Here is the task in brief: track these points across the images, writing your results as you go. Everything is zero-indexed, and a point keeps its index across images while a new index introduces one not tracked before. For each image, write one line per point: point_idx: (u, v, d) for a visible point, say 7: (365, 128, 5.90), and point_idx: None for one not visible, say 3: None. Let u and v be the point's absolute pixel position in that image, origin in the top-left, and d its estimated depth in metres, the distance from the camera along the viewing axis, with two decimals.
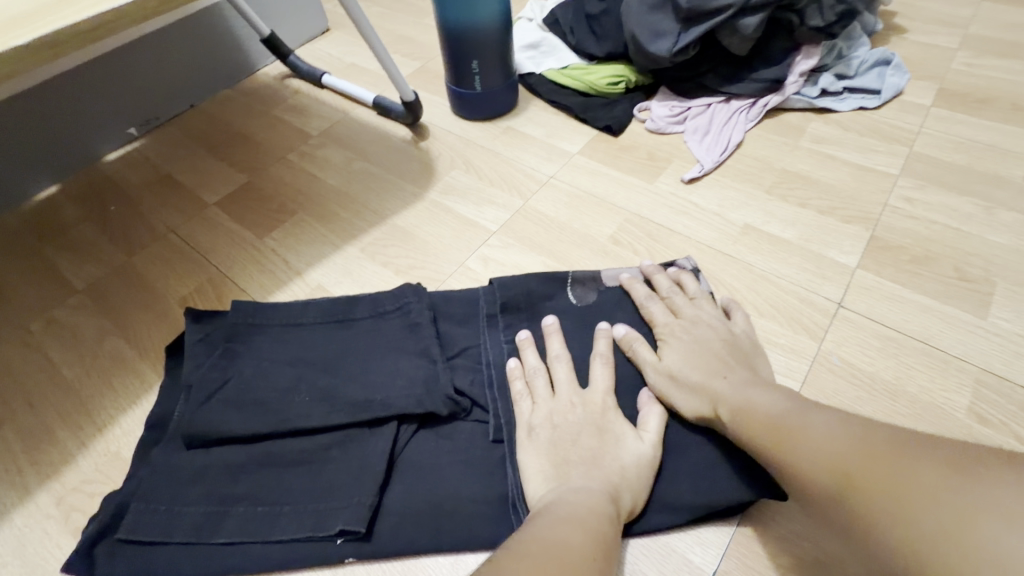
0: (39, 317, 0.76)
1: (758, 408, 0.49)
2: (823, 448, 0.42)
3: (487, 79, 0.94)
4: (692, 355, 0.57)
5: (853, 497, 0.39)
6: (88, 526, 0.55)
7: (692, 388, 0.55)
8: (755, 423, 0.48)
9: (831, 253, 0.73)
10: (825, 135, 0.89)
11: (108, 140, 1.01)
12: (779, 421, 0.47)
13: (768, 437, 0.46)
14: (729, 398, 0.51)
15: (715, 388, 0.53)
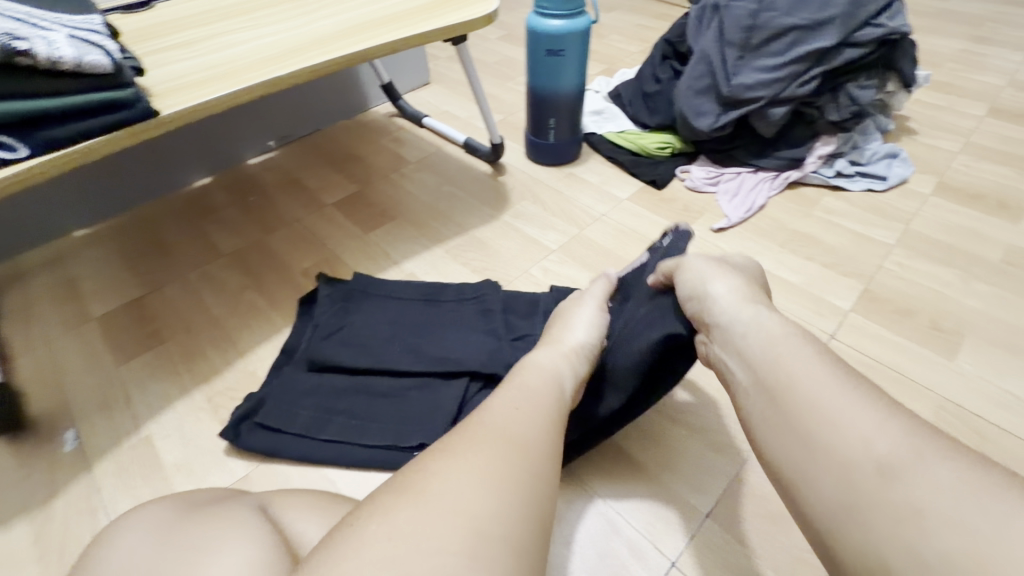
0: (196, 269, 0.99)
1: (800, 364, 0.45)
2: (860, 432, 0.39)
3: (560, 133, 1.16)
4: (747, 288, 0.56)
5: (897, 477, 0.37)
6: (236, 408, 0.74)
7: (729, 307, 0.54)
8: (803, 383, 0.44)
9: (829, 297, 0.89)
10: (835, 208, 1.07)
11: (254, 148, 1.28)
12: (825, 382, 0.43)
13: (804, 396, 0.43)
14: (779, 343, 0.48)
15: (780, 318, 0.51)
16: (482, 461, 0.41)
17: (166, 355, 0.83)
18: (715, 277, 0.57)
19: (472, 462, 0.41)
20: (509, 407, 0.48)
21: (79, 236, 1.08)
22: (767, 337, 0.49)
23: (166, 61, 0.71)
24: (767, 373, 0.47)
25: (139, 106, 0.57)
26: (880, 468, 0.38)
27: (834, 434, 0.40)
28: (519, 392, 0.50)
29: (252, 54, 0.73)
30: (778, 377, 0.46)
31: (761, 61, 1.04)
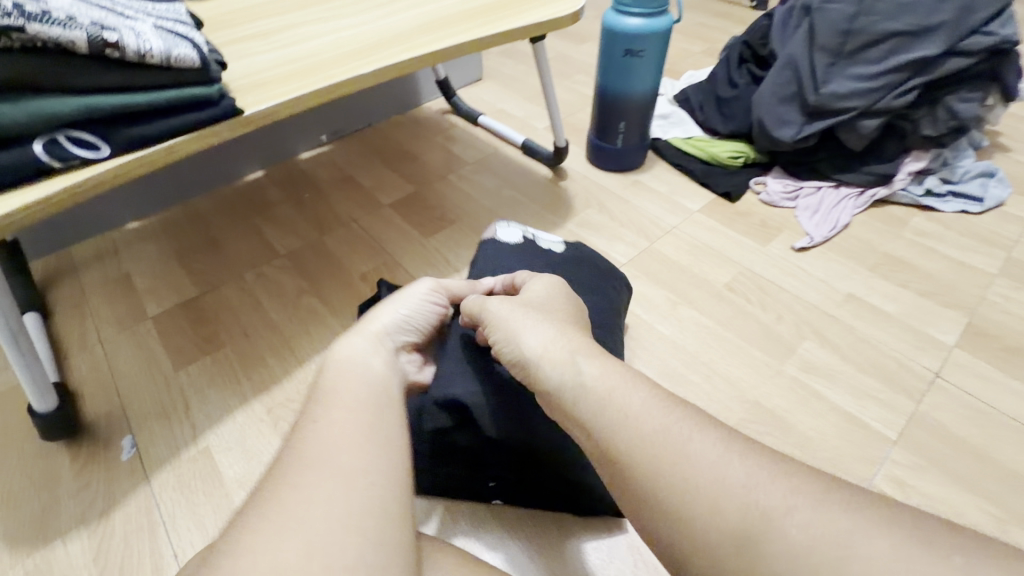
0: (251, 270, 0.95)
1: (644, 422, 0.41)
2: (716, 472, 0.38)
3: (628, 138, 1.10)
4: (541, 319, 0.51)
5: (760, 540, 0.35)
6: None
7: (550, 362, 0.47)
8: (626, 425, 0.42)
9: (929, 330, 0.82)
10: (927, 230, 0.99)
11: (305, 142, 1.24)
12: (667, 425, 0.41)
13: (639, 439, 0.41)
14: (628, 404, 0.43)
15: (586, 355, 0.47)
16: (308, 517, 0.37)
17: (224, 361, 0.80)
18: (531, 324, 0.50)
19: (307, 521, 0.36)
20: (325, 432, 0.42)
21: (131, 228, 1.06)
22: (591, 376, 0.45)
23: (243, 54, 0.67)
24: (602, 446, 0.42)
25: (224, 103, 0.54)
26: (742, 534, 0.35)
27: (691, 478, 0.38)
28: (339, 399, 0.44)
29: (332, 48, 0.68)
30: (607, 413, 0.43)
31: (855, 69, 0.96)
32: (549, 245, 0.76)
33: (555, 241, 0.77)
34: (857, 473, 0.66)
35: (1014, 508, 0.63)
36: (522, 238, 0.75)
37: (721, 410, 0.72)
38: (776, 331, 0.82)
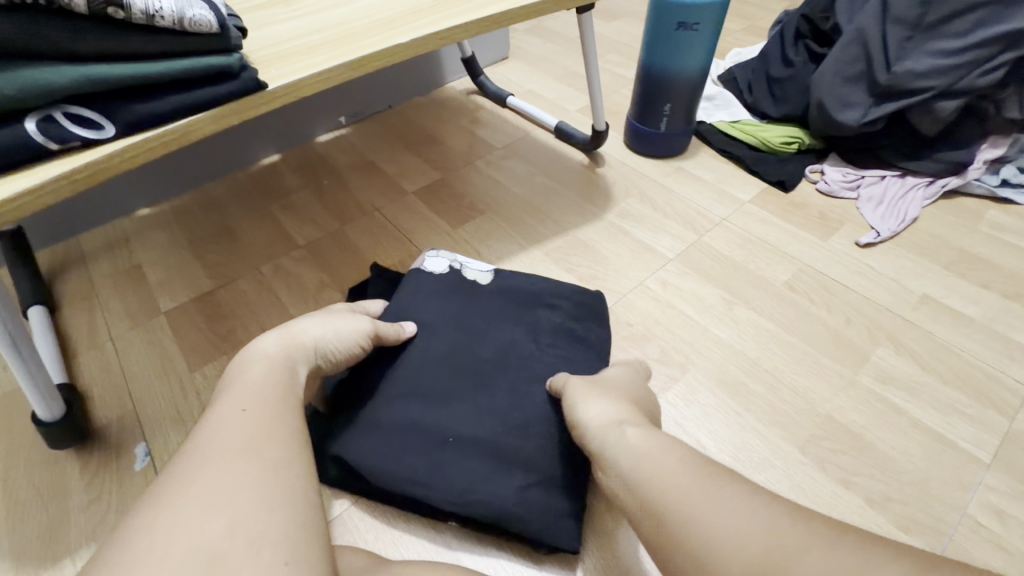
0: (269, 262, 0.89)
1: (667, 464, 0.43)
2: (735, 530, 0.37)
3: (673, 121, 1.02)
4: (608, 389, 0.55)
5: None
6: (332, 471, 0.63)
7: (603, 429, 0.49)
8: (653, 486, 0.42)
9: (1018, 336, 0.74)
10: (1005, 224, 0.90)
11: (323, 125, 1.17)
12: (688, 486, 0.41)
13: (663, 500, 0.41)
14: (659, 454, 0.44)
15: (634, 424, 0.48)
16: (216, 503, 0.36)
17: None
18: (599, 398, 0.52)
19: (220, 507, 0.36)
20: (258, 412, 0.43)
21: (141, 215, 0.99)
22: (631, 450, 0.46)
23: (262, 23, 0.60)
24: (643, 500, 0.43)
25: (245, 76, 0.47)
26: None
27: (709, 540, 0.37)
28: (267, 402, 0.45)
29: (363, 15, 0.61)
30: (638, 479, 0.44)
31: (936, 44, 0.87)
32: (478, 274, 0.73)
33: (483, 270, 0.73)
34: (949, 500, 0.59)
35: None
36: (447, 267, 0.72)
37: (790, 425, 0.65)
38: (845, 335, 0.74)
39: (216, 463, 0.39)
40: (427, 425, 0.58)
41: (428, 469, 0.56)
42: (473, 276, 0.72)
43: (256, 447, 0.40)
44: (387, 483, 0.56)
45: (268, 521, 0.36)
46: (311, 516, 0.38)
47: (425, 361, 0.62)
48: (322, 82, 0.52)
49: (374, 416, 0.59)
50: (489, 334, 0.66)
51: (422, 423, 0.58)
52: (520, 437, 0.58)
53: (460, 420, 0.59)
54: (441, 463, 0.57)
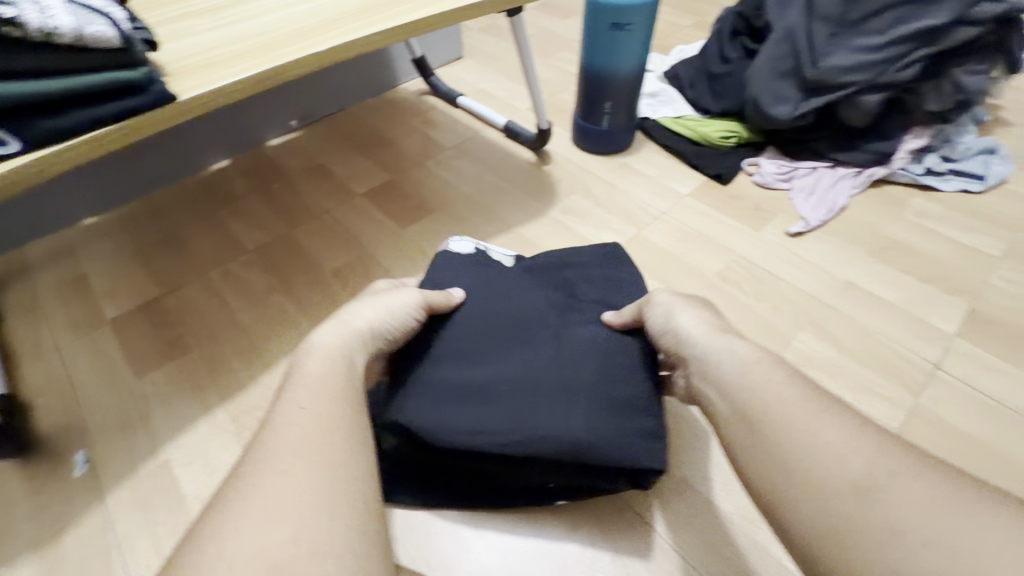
0: (217, 267, 0.90)
1: (793, 392, 0.41)
2: (838, 454, 0.37)
3: (615, 119, 1.05)
4: (686, 306, 0.52)
5: (877, 494, 0.34)
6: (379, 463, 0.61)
7: (709, 346, 0.48)
8: (775, 402, 0.41)
9: (932, 318, 0.78)
10: (929, 211, 0.94)
11: (274, 128, 1.17)
12: (810, 416, 0.39)
13: (781, 421, 0.40)
14: (769, 375, 0.43)
15: (704, 335, 0.49)
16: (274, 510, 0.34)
17: (188, 367, 0.75)
18: (682, 316, 0.51)
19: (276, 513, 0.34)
20: (323, 408, 0.40)
21: (88, 224, 0.99)
22: (704, 365, 0.47)
23: (185, 32, 0.60)
24: (741, 420, 0.42)
25: (156, 89, 0.48)
26: (857, 488, 0.35)
27: (811, 460, 0.37)
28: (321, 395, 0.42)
29: (287, 24, 0.61)
30: (766, 401, 0.42)
31: (857, 41, 0.91)
32: (504, 257, 0.69)
33: (508, 255, 0.70)
34: None
35: None
36: (474, 250, 0.67)
37: None
38: (771, 322, 0.78)
39: (276, 466, 0.36)
40: (484, 380, 0.54)
41: (542, 430, 0.52)
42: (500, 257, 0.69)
43: (313, 450, 0.38)
44: (468, 445, 0.52)
45: (330, 533, 0.34)
46: (369, 523, 0.37)
47: (472, 318, 0.57)
48: (240, 92, 0.53)
49: (424, 377, 0.54)
50: (506, 279, 0.61)
51: (490, 387, 0.54)
52: (578, 378, 0.54)
53: (501, 368, 0.55)
54: (513, 414, 0.52)
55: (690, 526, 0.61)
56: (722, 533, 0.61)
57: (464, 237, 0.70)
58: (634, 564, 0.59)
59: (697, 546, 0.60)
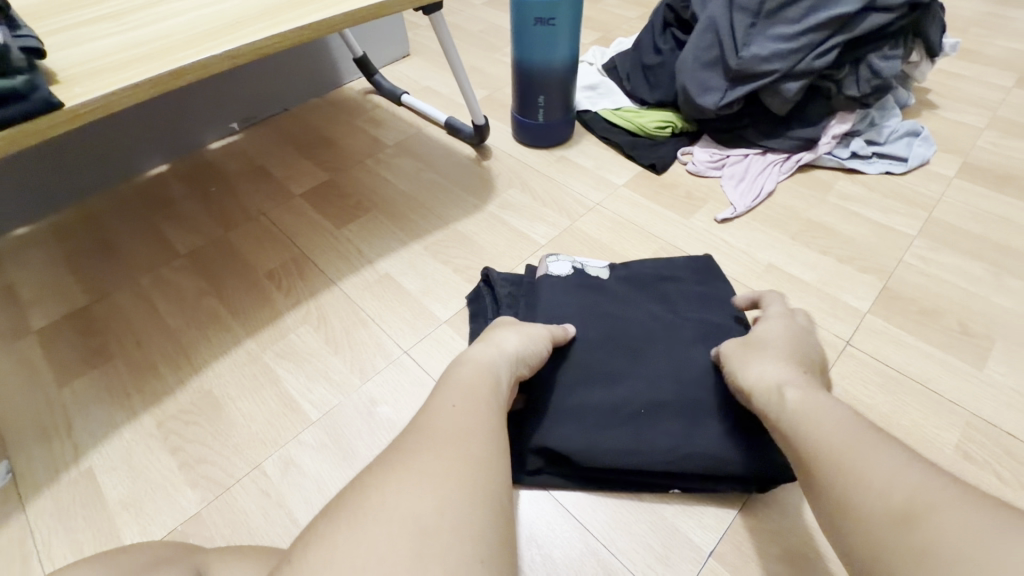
0: (148, 273, 0.90)
1: (825, 424, 0.46)
2: (902, 477, 0.38)
3: (550, 112, 1.06)
4: (789, 339, 0.59)
5: (915, 520, 0.35)
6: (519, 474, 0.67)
7: (765, 389, 0.53)
8: (823, 431, 0.45)
9: (845, 297, 0.81)
10: (852, 193, 0.98)
11: (215, 131, 1.16)
12: (847, 441, 0.43)
13: (830, 453, 0.43)
14: (806, 412, 0.48)
15: (793, 385, 0.52)
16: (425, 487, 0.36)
17: (112, 374, 0.75)
18: (758, 358, 0.57)
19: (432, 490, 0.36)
20: (465, 413, 0.44)
21: (21, 234, 0.98)
22: (795, 398, 0.50)
23: (81, 39, 0.60)
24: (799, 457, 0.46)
25: (36, 96, 0.48)
26: (899, 516, 0.36)
27: (862, 489, 0.39)
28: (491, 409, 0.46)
29: (187, 27, 0.62)
30: (797, 423, 0.48)
31: (775, 30, 0.93)
32: (599, 270, 0.79)
33: (602, 266, 0.79)
34: None
35: None
36: (571, 269, 0.77)
37: None
38: None
39: (433, 454, 0.39)
40: (629, 400, 0.63)
41: (662, 439, 0.61)
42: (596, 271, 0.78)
43: (468, 447, 0.40)
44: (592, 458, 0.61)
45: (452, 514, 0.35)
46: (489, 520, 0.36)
47: (593, 349, 0.67)
48: (133, 96, 0.54)
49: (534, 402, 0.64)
50: (605, 313, 0.70)
51: (625, 408, 0.63)
52: (667, 387, 0.64)
53: (639, 390, 0.64)
54: (636, 429, 0.61)
55: (600, 496, 0.63)
56: (632, 501, 0.62)
57: (558, 256, 0.80)
58: (546, 535, 0.60)
59: (606, 515, 0.61)
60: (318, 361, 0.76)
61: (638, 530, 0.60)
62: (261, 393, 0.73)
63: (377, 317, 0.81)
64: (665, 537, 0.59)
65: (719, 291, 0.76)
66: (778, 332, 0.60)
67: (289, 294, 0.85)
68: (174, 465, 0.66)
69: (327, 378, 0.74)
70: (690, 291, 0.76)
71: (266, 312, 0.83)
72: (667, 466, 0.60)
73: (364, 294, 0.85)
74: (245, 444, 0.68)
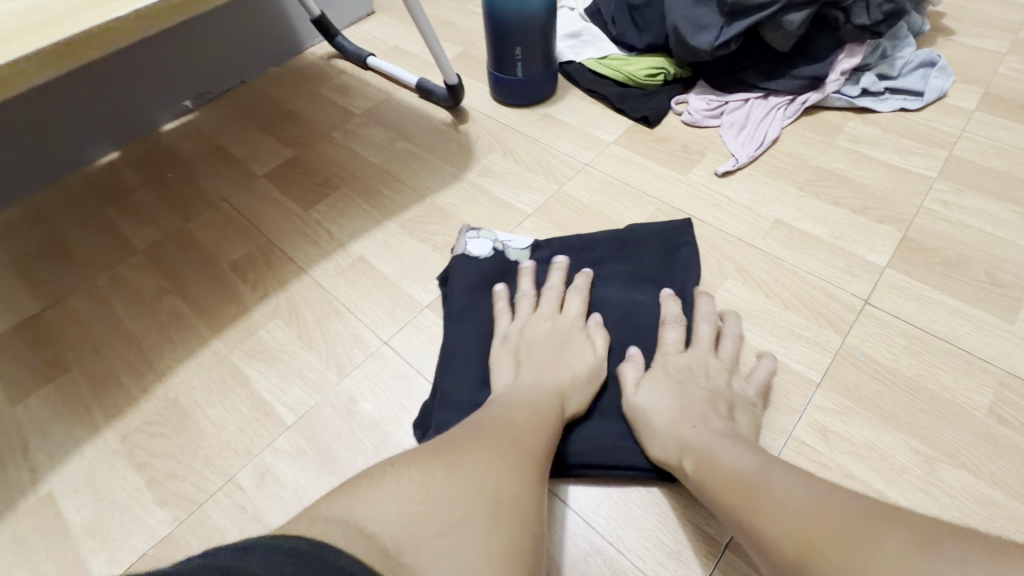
0: (104, 272, 0.83)
1: (722, 464, 0.47)
2: (790, 510, 0.40)
3: (529, 66, 0.96)
4: (671, 391, 0.56)
5: (817, 558, 0.36)
6: None
7: (664, 451, 0.53)
8: (720, 478, 0.46)
9: (861, 251, 0.74)
10: (863, 135, 0.89)
11: (167, 112, 1.06)
12: (743, 484, 0.44)
13: (731, 499, 0.44)
14: (698, 459, 0.49)
15: (691, 453, 0.50)
16: (401, 486, 0.38)
17: (70, 387, 0.70)
18: (653, 424, 0.55)
19: (403, 488, 0.38)
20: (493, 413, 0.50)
21: None
22: (694, 465, 0.49)
23: None
24: (715, 509, 0.46)
25: None
26: (802, 554, 0.37)
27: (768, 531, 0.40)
28: (511, 409, 0.51)
29: None
30: (699, 482, 0.49)
31: None
32: (520, 253, 0.74)
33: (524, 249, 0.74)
34: (776, 426, 0.59)
35: (949, 443, 0.57)
36: (492, 249, 0.73)
37: None
38: None
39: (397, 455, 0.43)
40: None
41: (575, 429, 0.59)
42: (515, 255, 0.74)
43: (525, 454, 0.45)
44: None
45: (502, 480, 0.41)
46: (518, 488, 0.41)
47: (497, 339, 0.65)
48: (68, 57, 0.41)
49: (441, 396, 0.61)
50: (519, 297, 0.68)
51: None
52: None
53: None
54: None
55: (604, 490, 0.58)
56: (639, 493, 0.57)
57: (479, 231, 0.76)
58: (547, 536, 0.56)
59: (611, 511, 0.57)
60: (290, 358, 0.70)
61: (642, 517, 0.56)
62: (231, 398, 0.67)
63: (352, 306, 0.75)
64: (663, 522, 0.55)
65: (642, 260, 0.72)
66: (661, 387, 0.57)
67: (256, 287, 0.78)
68: (141, 483, 0.61)
69: (302, 377, 0.68)
70: (605, 264, 0.72)
71: (232, 309, 0.76)
72: (578, 455, 0.58)
73: (336, 281, 0.78)
74: (216, 455, 0.62)
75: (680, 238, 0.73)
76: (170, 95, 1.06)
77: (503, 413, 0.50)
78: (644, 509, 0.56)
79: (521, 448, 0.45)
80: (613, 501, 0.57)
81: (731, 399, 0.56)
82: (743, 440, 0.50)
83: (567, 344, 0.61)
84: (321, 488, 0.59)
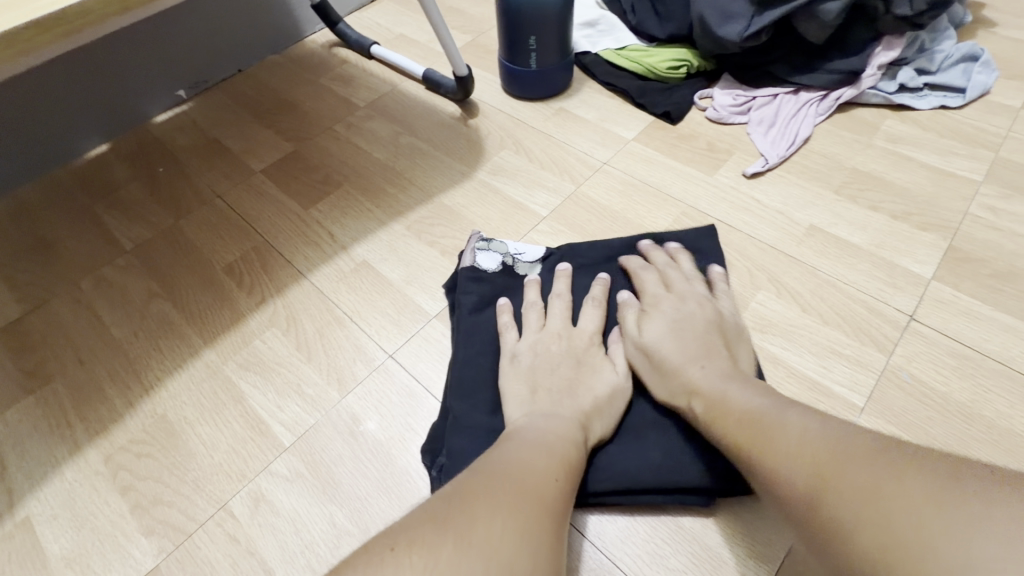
0: (90, 274, 0.78)
1: (733, 405, 0.47)
2: (802, 448, 0.40)
3: (544, 57, 0.90)
4: (676, 332, 0.56)
5: (828, 494, 0.36)
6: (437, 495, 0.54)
7: (670, 388, 0.53)
8: (732, 421, 0.47)
9: (904, 261, 0.68)
10: (901, 134, 0.83)
11: (159, 102, 1.01)
12: (755, 424, 0.45)
13: (742, 437, 0.45)
14: (705, 396, 0.50)
15: (699, 393, 0.51)
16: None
17: (51, 399, 0.65)
18: (658, 365, 0.55)
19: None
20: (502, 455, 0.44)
21: None
22: (702, 405, 0.50)
23: None
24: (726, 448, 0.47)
25: None
26: (811, 488, 0.38)
27: (778, 467, 0.41)
28: (526, 450, 0.45)
29: None
30: (708, 420, 0.49)
31: None
32: (530, 268, 0.69)
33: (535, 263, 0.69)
34: None
35: None
36: (501, 264, 0.68)
37: None
38: None
39: (390, 527, 0.37)
40: None
41: (600, 454, 0.54)
42: (526, 270, 0.69)
43: (543, 513, 0.39)
44: None
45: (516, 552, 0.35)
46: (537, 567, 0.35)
47: None
48: (35, 39, 0.38)
49: (453, 417, 0.56)
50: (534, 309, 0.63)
51: None
52: None
53: None
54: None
55: (631, 521, 0.53)
56: (669, 529, 0.53)
57: (489, 240, 0.70)
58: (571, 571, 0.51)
59: (639, 546, 0.52)
60: (288, 371, 0.65)
61: (674, 553, 0.51)
62: (223, 415, 0.62)
63: (355, 315, 0.69)
64: (696, 560, 0.51)
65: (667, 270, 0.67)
66: (661, 328, 0.57)
67: (251, 292, 0.73)
68: (125, 509, 0.56)
69: (300, 393, 0.63)
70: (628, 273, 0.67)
71: (225, 316, 0.71)
72: (602, 482, 0.53)
73: (338, 287, 0.73)
74: (206, 478, 0.58)
75: (707, 248, 0.68)
76: (162, 84, 1.00)
77: (516, 456, 0.44)
78: (678, 545, 0.52)
79: (536, 506, 0.39)
80: (642, 532, 0.53)
81: (731, 337, 0.57)
82: (751, 380, 0.51)
83: (585, 365, 0.57)
84: (321, 518, 0.55)
